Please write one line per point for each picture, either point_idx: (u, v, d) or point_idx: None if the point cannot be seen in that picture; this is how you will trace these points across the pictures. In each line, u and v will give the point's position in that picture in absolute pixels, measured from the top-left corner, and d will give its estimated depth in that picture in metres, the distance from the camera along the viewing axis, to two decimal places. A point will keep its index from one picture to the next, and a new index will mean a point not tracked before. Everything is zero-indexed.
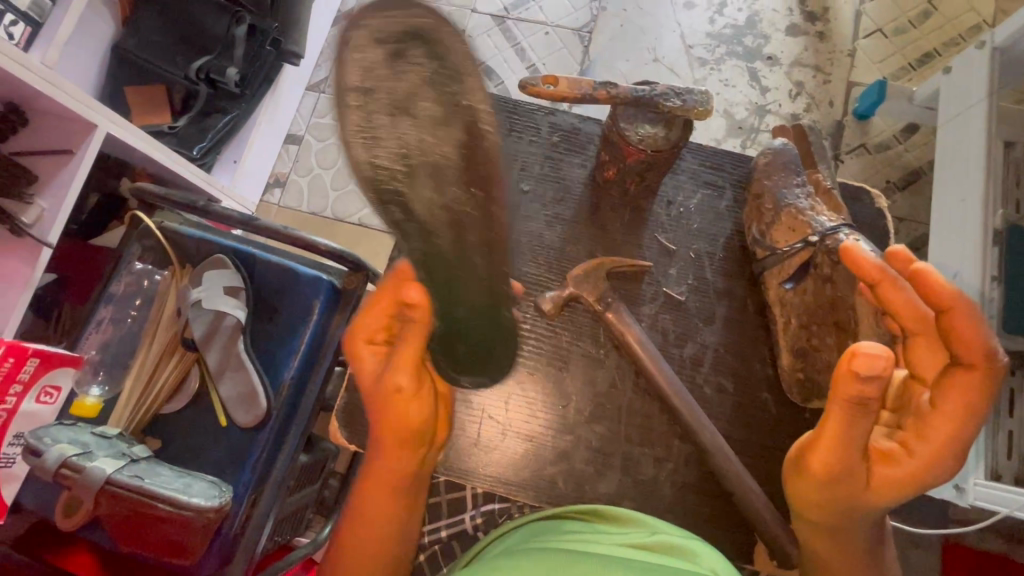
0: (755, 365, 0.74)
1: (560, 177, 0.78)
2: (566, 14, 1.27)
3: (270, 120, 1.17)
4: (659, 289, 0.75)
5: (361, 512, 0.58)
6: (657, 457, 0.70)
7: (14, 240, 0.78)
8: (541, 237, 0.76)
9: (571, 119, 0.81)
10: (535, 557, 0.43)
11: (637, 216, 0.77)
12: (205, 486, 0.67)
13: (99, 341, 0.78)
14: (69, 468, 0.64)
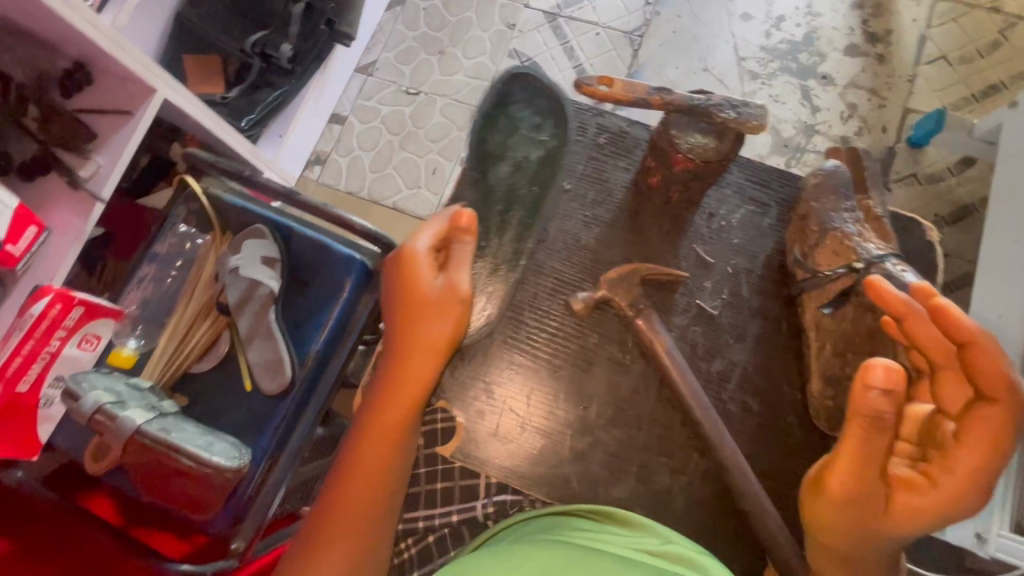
0: (782, 388, 0.73)
1: (602, 179, 0.79)
2: (618, 17, 1.26)
3: (316, 98, 1.20)
4: (692, 302, 0.75)
5: (375, 448, 0.58)
6: (674, 469, 0.70)
7: (69, 192, 0.81)
8: (578, 237, 0.77)
9: (619, 122, 0.80)
10: (543, 552, 0.43)
11: (676, 225, 0.77)
12: (227, 446, 0.70)
13: (139, 297, 0.80)
14: (102, 414, 0.67)
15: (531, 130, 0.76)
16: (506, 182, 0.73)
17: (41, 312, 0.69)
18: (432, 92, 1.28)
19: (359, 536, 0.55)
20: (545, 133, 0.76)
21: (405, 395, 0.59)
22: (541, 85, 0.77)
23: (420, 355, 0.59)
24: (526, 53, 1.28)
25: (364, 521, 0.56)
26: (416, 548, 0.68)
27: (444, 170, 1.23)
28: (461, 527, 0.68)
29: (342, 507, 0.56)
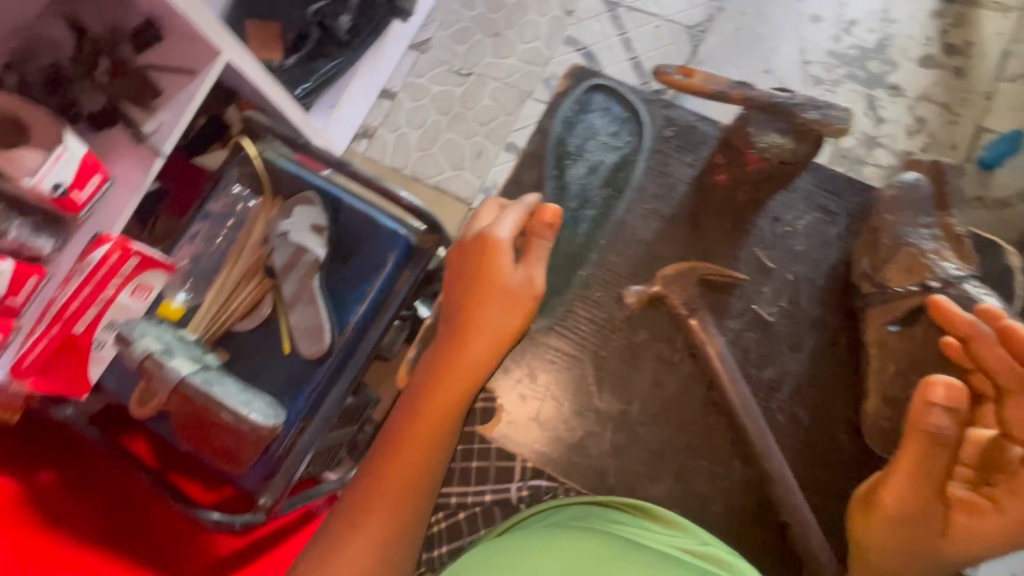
0: (803, 390, 0.86)
1: (668, 174, 0.93)
2: (681, 10, 1.23)
3: (369, 72, 1.20)
4: (749, 305, 0.88)
5: (430, 428, 0.57)
6: (715, 474, 0.84)
7: (132, 145, 0.84)
8: (637, 229, 0.92)
9: (689, 117, 0.94)
10: (581, 538, 0.43)
11: (736, 228, 0.90)
12: (264, 404, 0.72)
13: (190, 253, 0.83)
14: (152, 360, 0.70)
15: (609, 136, 0.94)
16: (581, 182, 0.93)
17: (100, 258, 0.72)
18: (484, 74, 1.27)
19: (404, 513, 0.55)
20: (626, 136, 0.94)
21: (466, 377, 0.59)
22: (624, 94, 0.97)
23: (488, 340, 0.60)
24: (582, 41, 1.25)
25: (408, 501, 0.56)
26: (446, 520, 0.82)
27: (489, 154, 1.23)
28: (493, 506, 0.83)
29: (390, 484, 0.55)
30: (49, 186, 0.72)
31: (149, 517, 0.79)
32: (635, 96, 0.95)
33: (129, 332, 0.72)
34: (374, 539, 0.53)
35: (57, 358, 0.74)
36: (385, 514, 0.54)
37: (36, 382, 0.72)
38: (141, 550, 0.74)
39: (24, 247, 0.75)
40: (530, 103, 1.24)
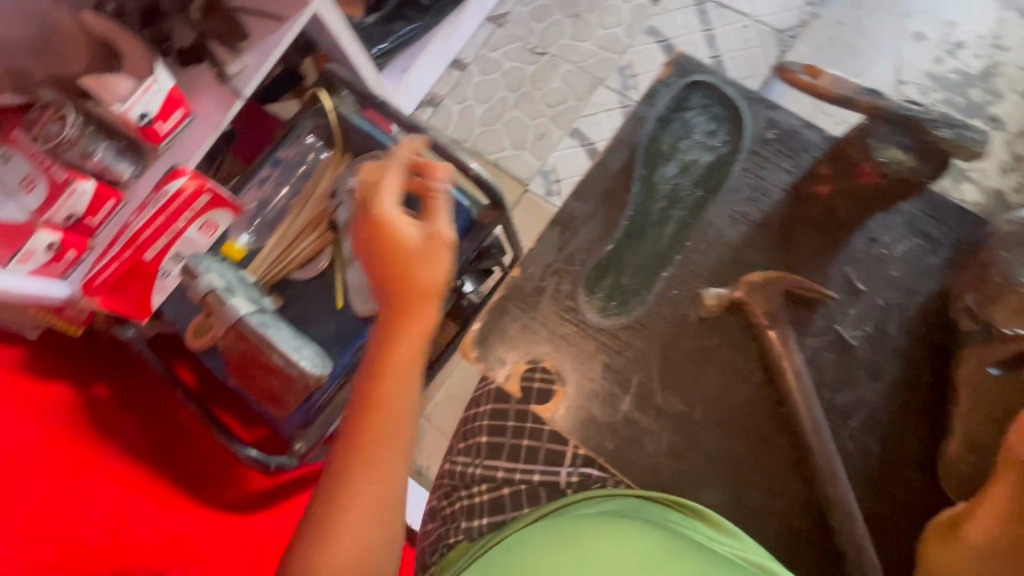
0: (877, 422, 0.78)
1: (762, 181, 0.85)
2: (773, 12, 1.18)
3: (444, 40, 1.19)
4: (832, 325, 0.80)
5: (369, 434, 0.50)
6: (771, 491, 0.76)
7: (214, 84, 0.84)
8: (723, 232, 0.85)
9: (792, 121, 0.86)
10: (641, 541, 0.48)
11: (829, 243, 0.82)
12: (313, 353, 0.73)
13: (257, 197, 0.85)
14: (214, 297, 0.72)
15: (705, 134, 0.87)
16: (672, 182, 0.86)
17: (175, 190, 0.74)
18: (559, 55, 1.24)
19: (363, 532, 0.49)
20: (719, 139, 0.87)
21: (398, 364, 0.52)
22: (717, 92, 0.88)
23: (416, 310, 0.54)
24: (664, 34, 1.22)
25: (361, 518, 0.49)
26: (490, 493, 0.77)
27: (552, 137, 1.20)
28: (539, 487, 0.77)
29: (340, 502, 0.49)
30: (136, 114, 0.74)
31: (192, 438, 0.83)
32: (738, 94, 0.88)
33: (195, 268, 0.73)
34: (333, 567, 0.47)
35: (125, 281, 0.77)
36: (340, 535, 0.48)
37: (104, 300, 0.75)
38: (183, 469, 0.78)
39: (106, 170, 0.77)
40: (601, 90, 1.21)
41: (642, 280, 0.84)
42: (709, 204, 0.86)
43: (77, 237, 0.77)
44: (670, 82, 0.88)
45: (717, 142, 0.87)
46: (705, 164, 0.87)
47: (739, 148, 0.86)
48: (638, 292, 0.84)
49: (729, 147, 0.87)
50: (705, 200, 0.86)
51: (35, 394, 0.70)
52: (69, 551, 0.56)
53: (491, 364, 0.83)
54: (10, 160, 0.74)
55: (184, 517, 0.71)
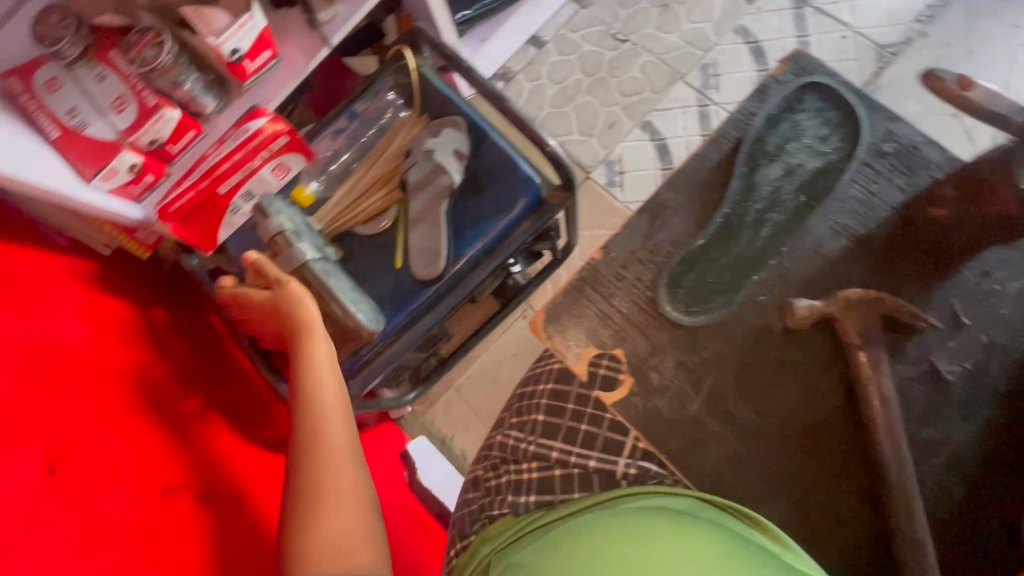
0: (965, 465, 0.68)
1: (870, 193, 0.77)
2: (877, 25, 1.12)
3: (527, 13, 1.16)
4: (926, 355, 0.71)
5: (313, 441, 0.62)
6: (840, 525, 0.68)
7: (305, 30, 0.85)
8: (822, 242, 0.77)
9: (915, 136, 0.78)
10: (701, 537, 0.49)
11: (935, 266, 0.73)
12: (370, 308, 0.74)
13: (331, 147, 0.86)
14: (280, 239, 0.73)
15: (815, 139, 0.81)
16: (773, 185, 0.81)
17: (256, 129, 0.76)
18: (641, 44, 1.20)
19: (341, 515, 0.59)
20: (828, 146, 0.80)
21: (313, 382, 0.64)
22: (832, 91, 0.82)
23: (310, 337, 0.67)
24: (755, 34, 1.16)
25: (333, 506, 0.59)
26: (540, 471, 0.67)
27: (622, 127, 1.17)
28: (594, 475, 0.67)
29: (310, 499, 0.59)
30: (228, 50, 0.74)
31: (234, 375, 0.85)
32: (858, 100, 0.80)
33: (268, 208, 0.75)
34: (327, 555, 0.56)
35: (196, 211, 0.78)
36: (321, 524, 0.57)
37: (174, 228, 0.77)
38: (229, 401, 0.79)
39: (192, 101, 0.78)
40: (680, 86, 1.17)
41: (729, 281, 0.78)
42: (812, 212, 0.79)
43: (155, 162, 0.79)
44: (785, 79, 0.84)
45: (817, 150, 0.81)
46: (797, 170, 0.81)
47: (854, 155, 0.79)
48: (725, 290, 0.77)
49: (839, 152, 0.80)
50: (807, 208, 0.79)
51: (97, 310, 0.71)
52: (128, 460, 0.57)
53: (562, 347, 0.76)
54: (106, 78, 0.74)
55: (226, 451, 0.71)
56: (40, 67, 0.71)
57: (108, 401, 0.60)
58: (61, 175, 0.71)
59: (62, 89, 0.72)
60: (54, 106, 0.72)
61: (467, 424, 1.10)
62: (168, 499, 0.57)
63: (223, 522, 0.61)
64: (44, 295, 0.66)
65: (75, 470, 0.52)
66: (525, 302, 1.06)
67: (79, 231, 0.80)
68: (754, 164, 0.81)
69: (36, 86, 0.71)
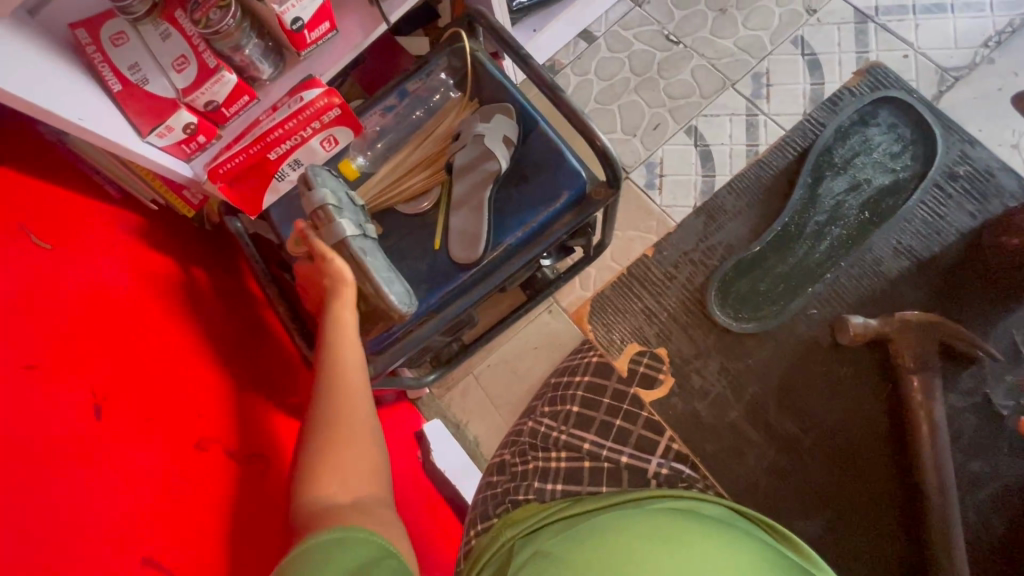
0: (996, 491, 0.81)
1: (940, 220, 0.89)
2: (942, 47, 1.08)
3: (582, 7, 1.14)
4: (981, 388, 0.83)
5: (332, 390, 0.63)
6: (871, 535, 0.82)
7: (365, 4, 0.84)
8: (882, 261, 0.89)
9: (987, 163, 0.89)
10: (701, 528, 0.51)
11: (997, 308, 0.85)
12: (402, 290, 0.73)
13: (378, 123, 0.87)
14: (322, 212, 0.71)
15: (886, 156, 0.90)
16: (837, 199, 0.90)
17: (309, 99, 0.76)
18: (694, 47, 1.17)
19: (352, 460, 0.59)
20: (899, 165, 0.90)
21: (341, 333, 0.66)
22: (912, 114, 0.91)
23: (340, 299, 0.69)
24: (812, 46, 1.14)
25: (344, 449, 0.59)
26: (569, 461, 0.68)
27: (666, 130, 1.14)
28: (625, 470, 0.70)
29: (325, 441, 0.59)
30: (290, 18, 0.74)
31: (265, 339, 0.87)
32: (934, 120, 0.91)
33: (307, 179, 0.72)
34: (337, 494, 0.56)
35: (245, 175, 0.80)
36: (333, 465, 0.58)
37: (223, 188, 0.79)
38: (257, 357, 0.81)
39: (250, 66, 0.79)
40: (730, 93, 1.14)
41: (783, 291, 0.89)
42: (873, 230, 0.89)
43: (209, 123, 0.80)
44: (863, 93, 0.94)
45: (900, 167, 0.90)
46: (873, 193, 0.90)
47: (933, 177, 0.90)
48: (776, 301, 0.89)
49: (917, 175, 0.89)
50: (871, 226, 0.89)
51: (145, 263, 0.73)
52: (167, 412, 0.58)
53: (606, 342, 0.93)
54: (171, 37, 0.74)
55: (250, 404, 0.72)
56: (110, 21, 0.73)
57: (147, 355, 0.61)
58: (118, 128, 0.72)
59: (127, 44, 0.73)
60: (118, 59, 0.73)
61: (482, 411, 1.10)
62: (201, 454, 0.59)
63: (247, 480, 0.63)
64: (96, 245, 0.67)
65: (116, 421, 0.53)
66: (551, 296, 1.05)
67: (130, 184, 0.81)
68: (827, 187, 0.91)
69: (103, 39, 0.72)
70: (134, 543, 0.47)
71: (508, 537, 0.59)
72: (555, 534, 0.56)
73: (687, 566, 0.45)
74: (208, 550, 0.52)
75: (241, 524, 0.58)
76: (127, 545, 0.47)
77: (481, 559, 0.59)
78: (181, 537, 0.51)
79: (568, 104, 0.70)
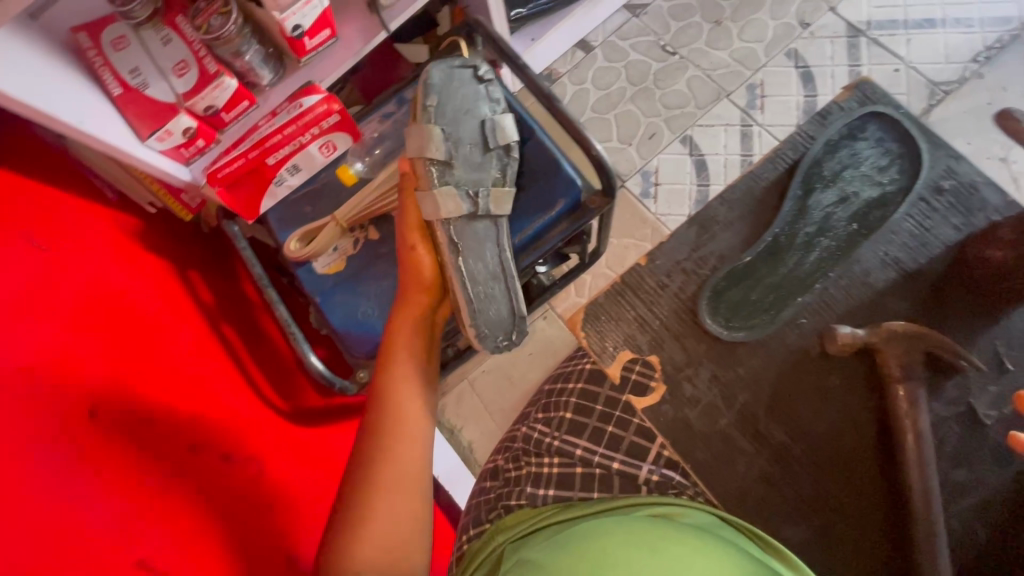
0: None
1: (928, 232, 0.82)
2: (932, 61, 1.10)
3: (580, 17, 1.16)
4: (966, 397, 0.76)
5: (388, 443, 0.57)
6: None
7: (365, 13, 0.85)
8: (870, 272, 0.82)
9: (974, 176, 0.83)
10: (682, 533, 0.52)
11: (988, 311, 0.77)
12: (497, 315, 0.62)
13: (377, 130, 0.88)
14: (422, 169, 0.61)
15: (872, 169, 0.86)
16: (826, 211, 0.86)
17: (309, 105, 0.77)
18: (689, 58, 1.19)
19: (393, 523, 0.54)
20: (886, 177, 0.85)
21: (405, 372, 0.61)
22: (899, 125, 0.86)
23: (396, 329, 0.63)
24: (806, 59, 1.15)
25: (386, 508, 0.54)
26: (561, 467, 0.69)
27: (662, 139, 1.16)
28: (616, 476, 0.69)
29: (363, 499, 0.54)
30: (291, 25, 0.75)
31: (261, 344, 0.87)
32: (920, 133, 0.85)
33: (425, 108, 0.61)
34: (382, 541, 0.53)
35: (243, 178, 0.80)
36: (379, 511, 0.54)
37: (221, 192, 0.79)
38: (259, 372, 0.82)
39: (250, 72, 0.79)
40: (725, 104, 1.16)
41: (773, 300, 0.83)
42: None
43: (208, 128, 0.81)
44: (849, 107, 0.89)
45: (889, 172, 0.85)
46: None
47: (919, 185, 0.84)
48: (767, 310, 0.83)
49: None
50: None
51: (141, 264, 0.73)
52: (160, 414, 0.59)
53: (598, 349, 0.81)
54: (171, 41, 0.75)
55: (249, 414, 0.73)
56: (111, 25, 0.73)
57: (146, 357, 0.62)
58: (118, 131, 0.73)
59: (128, 48, 0.74)
60: (119, 64, 0.73)
61: (476, 416, 1.10)
62: (193, 457, 0.59)
63: (246, 485, 0.63)
64: (96, 247, 0.68)
65: (113, 421, 0.53)
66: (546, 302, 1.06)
67: (128, 186, 0.82)
68: (819, 194, 0.86)
69: (104, 43, 0.73)
70: (133, 543, 0.48)
71: (499, 541, 0.61)
72: (539, 539, 0.57)
73: (663, 565, 0.46)
74: (207, 553, 0.53)
75: (240, 526, 0.58)
76: (125, 541, 0.47)
77: (473, 561, 0.61)
78: (177, 536, 0.51)
79: (564, 113, 0.71)
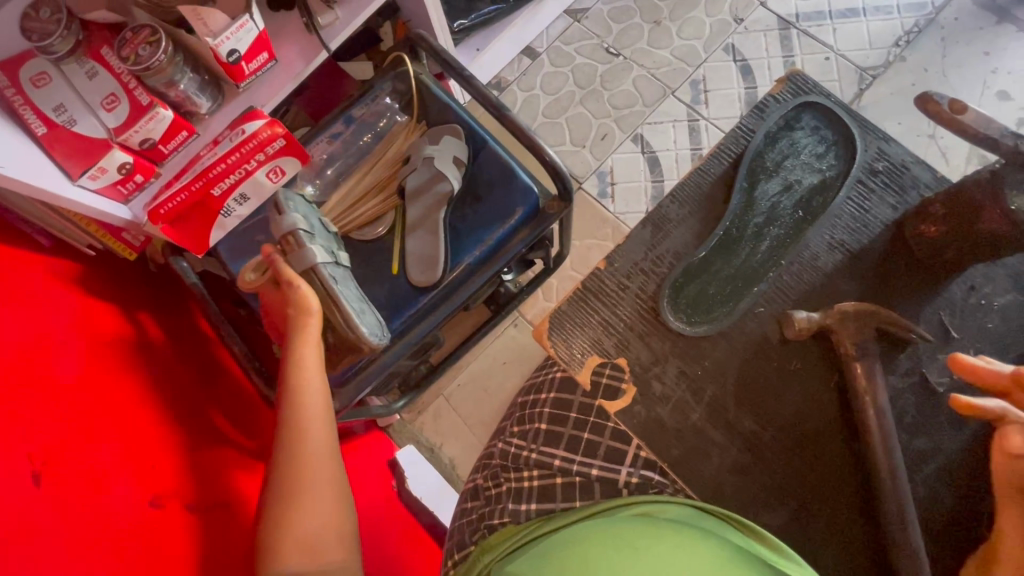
0: None
1: (865, 213, 0.86)
2: (857, 48, 1.16)
3: (523, 25, 1.17)
4: (916, 368, 0.79)
5: (299, 450, 0.60)
6: None
7: (303, 33, 0.83)
8: (818, 256, 0.85)
9: (903, 156, 0.87)
10: (667, 527, 0.53)
11: (927, 284, 0.82)
12: (374, 321, 0.68)
13: (327, 151, 0.86)
14: (295, 235, 0.65)
15: (812, 156, 0.89)
16: (771, 200, 0.88)
17: (252, 131, 0.74)
18: (633, 58, 1.21)
19: (316, 514, 0.59)
20: (824, 165, 0.88)
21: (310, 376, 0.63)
22: (830, 115, 0.90)
23: (297, 347, 0.64)
24: (743, 53, 1.20)
25: (308, 503, 0.59)
26: (540, 479, 0.71)
27: (614, 139, 1.17)
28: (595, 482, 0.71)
29: (285, 499, 0.58)
30: (225, 50, 0.72)
31: (220, 379, 0.83)
32: (851, 121, 0.89)
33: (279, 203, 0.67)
34: (308, 529, 0.58)
35: (186, 213, 0.77)
36: (302, 505, 0.58)
37: (165, 229, 0.75)
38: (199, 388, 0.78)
39: (186, 101, 0.76)
40: (671, 100, 1.19)
41: (729, 292, 0.85)
42: None
43: (146, 162, 0.77)
44: (783, 99, 0.92)
45: (827, 159, 0.89)
46: None
47: (852, 171, 0.88)
48: (725, 302, 0.85)
49: None
50: None
51: (82, 308, 0.69)
52: (113, 468, 0.55)
53: (565, 356, 0.81)
54: (97, 75, 0.71)
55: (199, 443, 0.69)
56: (30, 61, 0.69)
57: (92, 408, 0.58)
58: (47, 173, 0.68)
59: (50, 84, 0.70)
60: (41, 102, 0.69)
61: (457, 432, 1.09)
62: (156, 509, 0.56)
63: (211, 530, 0.60)
64: (32, 295, 0.64)
65: (60, 482, 0.50)
66: (517, 310, 1.06)
67: (63, 230, 0.77)
68: (763, 184, 0.88)
69: (23, 81, 0.69)
70: None
71: (484, 563, 0.62)
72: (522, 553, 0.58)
73: (645, 564, 0.47)
74: None
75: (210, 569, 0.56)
76: None
77: None
78: None
79: (516, 122, 0.71)
